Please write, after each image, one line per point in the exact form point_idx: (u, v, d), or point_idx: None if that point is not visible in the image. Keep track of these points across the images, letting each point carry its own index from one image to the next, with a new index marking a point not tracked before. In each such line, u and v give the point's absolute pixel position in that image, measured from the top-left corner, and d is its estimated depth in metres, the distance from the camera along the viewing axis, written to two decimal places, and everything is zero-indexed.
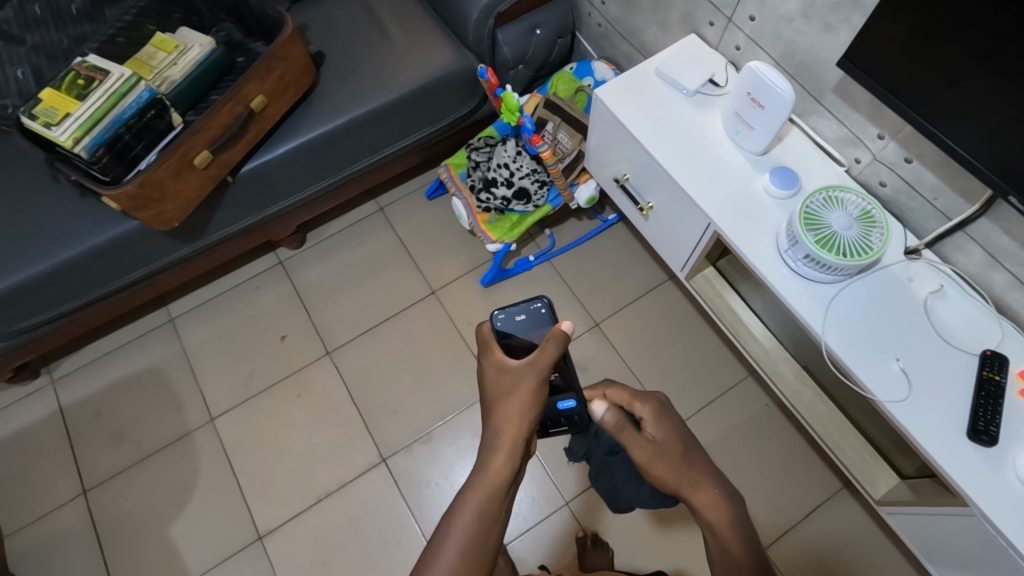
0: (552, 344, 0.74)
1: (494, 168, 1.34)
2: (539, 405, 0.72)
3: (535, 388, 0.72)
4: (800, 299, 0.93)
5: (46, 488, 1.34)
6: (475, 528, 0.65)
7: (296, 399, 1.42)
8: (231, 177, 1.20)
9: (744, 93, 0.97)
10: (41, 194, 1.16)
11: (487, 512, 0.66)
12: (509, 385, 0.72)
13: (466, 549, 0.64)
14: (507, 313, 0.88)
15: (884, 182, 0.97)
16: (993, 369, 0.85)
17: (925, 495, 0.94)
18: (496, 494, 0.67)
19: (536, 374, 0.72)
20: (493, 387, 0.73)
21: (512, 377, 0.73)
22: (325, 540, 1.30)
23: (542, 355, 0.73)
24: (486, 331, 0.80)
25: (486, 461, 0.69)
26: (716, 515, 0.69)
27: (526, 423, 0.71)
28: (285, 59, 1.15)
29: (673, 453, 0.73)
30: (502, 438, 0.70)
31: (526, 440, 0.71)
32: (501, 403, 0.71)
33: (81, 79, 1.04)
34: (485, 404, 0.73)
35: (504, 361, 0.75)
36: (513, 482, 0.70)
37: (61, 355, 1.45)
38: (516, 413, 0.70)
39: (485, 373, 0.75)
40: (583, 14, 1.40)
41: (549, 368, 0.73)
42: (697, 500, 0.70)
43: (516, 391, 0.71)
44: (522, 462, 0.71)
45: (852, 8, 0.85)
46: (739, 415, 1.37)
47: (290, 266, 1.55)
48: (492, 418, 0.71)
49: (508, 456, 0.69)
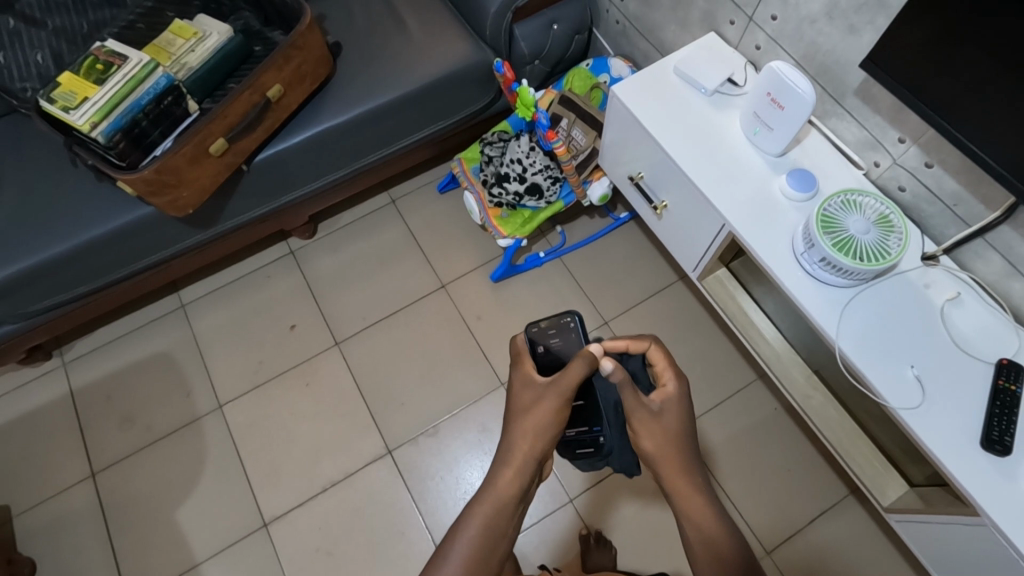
0: (579, 365, 0.71)
1: (507, 163, 1.36)
2: (560, 425, 0.72)
3: (556, 409, 0.71)
4: (814, 302, 0.92)
5: (55, 468, 1.35)
6: (483, 541, 0.65)
7: (304, 388, 1.42)
8: (246, 166, 1.20)
9: (764, 93, 0.97)
10: (59, 178, 1.17)
11: (494, 526, 0.66)
12: (530, 401, 0.72)
13: (471, 562, 0.63)
14: (542, 327, 0.91)
15: (903, 187, 0.96)
16: (1009, 379, 0.84)
17: (935, 504, 0.93)
18: (504, 510, 0.67)
19: (558, 396, 0.71)
20: (516, 401, 0.74)
21: (535, 394, 0.72)
22: (328, 529, 1.30)
23: (567, 375, 0.71)
24: (521, 344, 0.81)
25: (496, 476, 0.69)
26: (701, 516, 0.68)
27: (543, 441, 0.70)
28: (302, 49, 1.15)
29: (666, 432, 0.72)
30: (514, 453, 0.70)
31: (540, 458, 0.71)
32: (519, 418, 0.71)
33: (100, 64, 1.04)
34: (506, 417, 0.73)
35: (531, 377, 0.75)
36: (520, 497, 0.69)
37: (73, 338, 1.47)
38: (532, 430, 0.70)
39: (512, 385, 0.76)
40: (602, 11, 1.40)
41: (572, 391, 0.71)
42: (674, 484, 0.70)
43: (535, 409, 0.71)
44: (532, 479, 0.71)
45: (877, 10, 0.84)
46: (746, 417, 1.37)
47: (301, 255, 1.55)
48: (509, 430, 0.71)
49: (515, 473, 0.69)
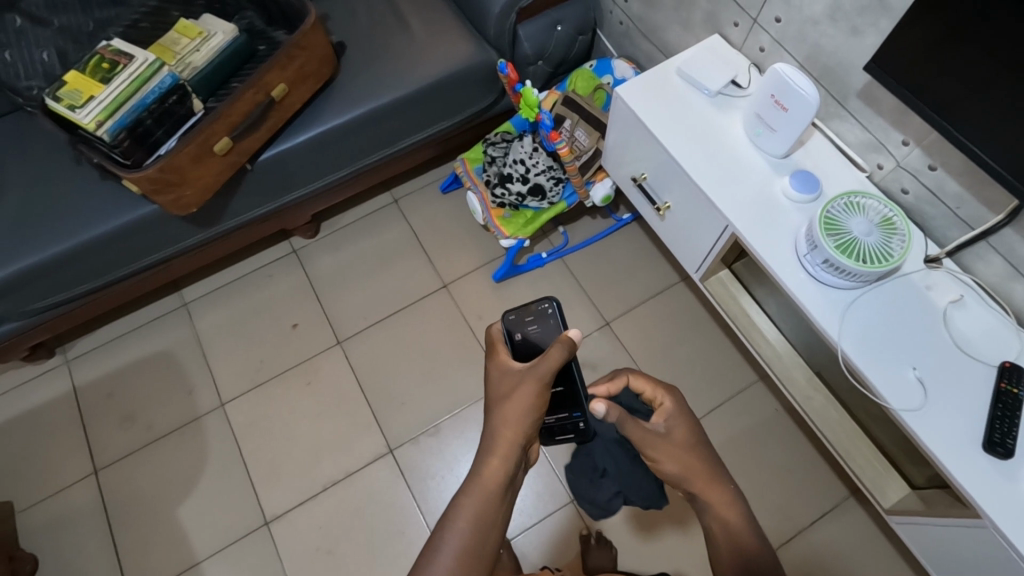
0: (557, 350, 0.72)
1: (510, 164, 1.36)
2: (540, 409, 0.71)
3: (535, 392, 0.71)
4: (817, 304, 0.92)
5: (57, 466, 1.35)
6: (472, 532, 0.64)
7: (305, 387, 1.42)
8: (250, 165, 1.20)
9: (768, 95, 0.97)
10: (63, 176, 1.17)
11: (483, 518, 0.65)
12: (509, 388, 0.72)
13: (461, 554, 0.63)
14: (518, 316, 0.91)
15: (906, 189, 0.96)
16: (1012, 382, 0.84)
17: (935, 506, 0.93)
18: (490, 499, 0.66)
19: (536, 379, 0.71)
20: (496, 389, 0.73)
21: (514, 379, 0.72)
22: (329, 528, 1.30)
23: (545, 359, 0.72)
24: (496, 333, 0.81)
25: (481, 465, 0.68)
26: (730, 516, 0.69)
27: (523, 426, 0.70)
28: (307, 49, 1.15)
29: (681, 442, 0.71)
30: (497, 441, 0.69)
31: (523, 444, 0.70)
32: (499, 405, 0.71)
33: (106, 62, 1.05)
34: (487, 406, 0.72)
35: (509, 364, 0.75)
36: (508, 486, 0.68)
37: (76, 336, 1.47)
38: (513, 414, 0.70)
39: (490, 374, 0.76)
40: (605, 12, 1.40)
41: (551, 374, 0.71)
42: (705, 496, 0.70)
43: (514, 394, 0.71)
44: (518, 467, 0.70)
45: (881, 13, 0.84)
46: (747, 418, 1.37)
47: (303, 255, 1.56)
48: (490, 418, 0.71)
49: (501, 460, 0.68)
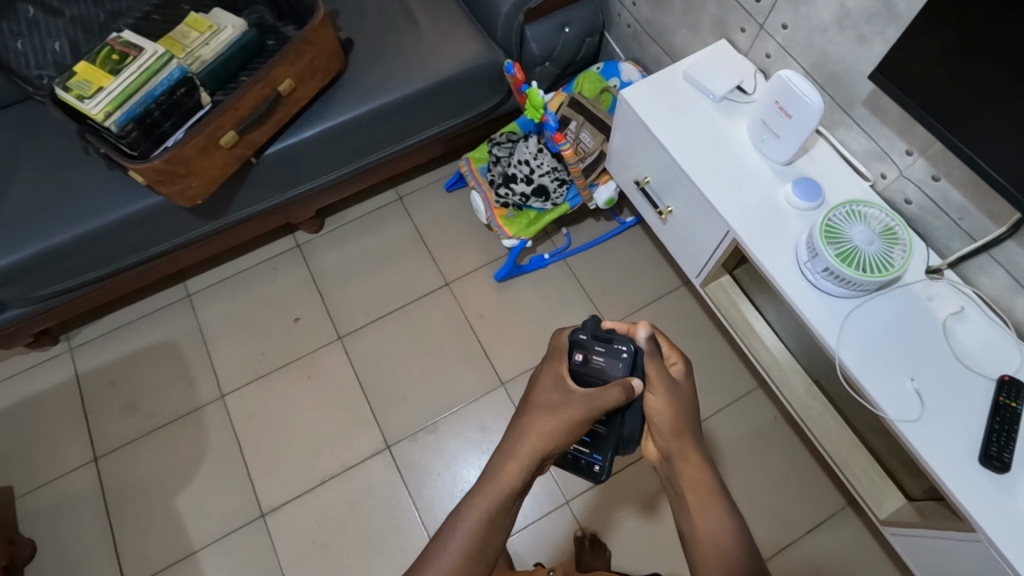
0: (617, 391, 0.70)
1: (514, 163, 1.36)
2: (572, 437, 0.70)
3: (577, 420, 0.69)
4: (818, 313, 0.92)
5: (58, 451, 1.36)
6: (480, 532, 0.63)
7: (305, 380, 1.43)
8: (255, 159, 1.21)
9: (774, 102, 0.97)
10: (73, 165, 1.18)
11: (491, 518, 0.64)
12: (555, 404, 0.71)
13: (469, 551, 0.62)
14: (591, 336, 0.77)
15: (909, 199, 0.95)
16: (1010, 396, 0.84)
17: (931, 518, 0.93)
18: (501, 502, 0.65)
19: (585, 407, 0.70)
20: (539, 396, 0.72)
21: (562, 397, 0.71)
22: (325, 521, 1.31)
23: (602, 394, 0.70)
24: (561, 340, 0.78)
25: (498, 466, 0.67)
26: (704, 491, 0.68)
27: (552, 444, 0.69)
28: (315, 44, 1.15)
29: (681, 399, 0.74)
30: (522, 445, 0.68)
31: (544, 459, 0.69)
32: (537, 415, 0.70)
33: (115, 54, 1.05)
34: (524, 409, 0.71)
35: (563, 380, 0.73)
36: (521, 492, 0.68)
37: (81, 323, 1.48)
38: (548, 431, 0.69)
39: (539, 377, 0.75)
40: (614, 14, 1.40)
41: (598, 411, 0.70)
42: (680, 452, 0.71)
43: (558, 413, 0.70)
44: (534, 475, 0.70)
45: (888, 21, 0.84)
46: (746, 425, 1.36)
47: (307, 249, 1.56)
48: (522, 422, 0.70)
49: (520, 465, 0.67)
